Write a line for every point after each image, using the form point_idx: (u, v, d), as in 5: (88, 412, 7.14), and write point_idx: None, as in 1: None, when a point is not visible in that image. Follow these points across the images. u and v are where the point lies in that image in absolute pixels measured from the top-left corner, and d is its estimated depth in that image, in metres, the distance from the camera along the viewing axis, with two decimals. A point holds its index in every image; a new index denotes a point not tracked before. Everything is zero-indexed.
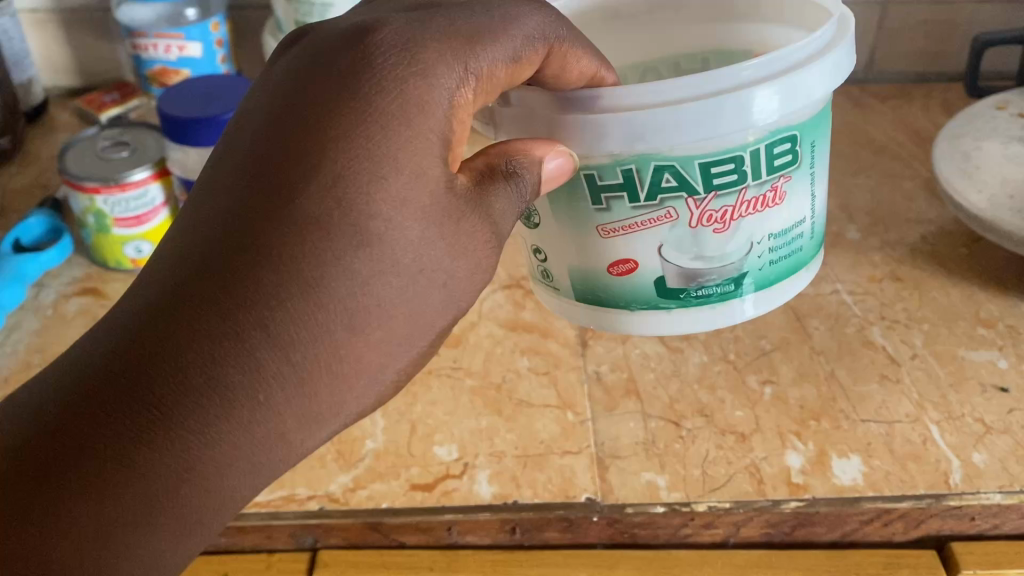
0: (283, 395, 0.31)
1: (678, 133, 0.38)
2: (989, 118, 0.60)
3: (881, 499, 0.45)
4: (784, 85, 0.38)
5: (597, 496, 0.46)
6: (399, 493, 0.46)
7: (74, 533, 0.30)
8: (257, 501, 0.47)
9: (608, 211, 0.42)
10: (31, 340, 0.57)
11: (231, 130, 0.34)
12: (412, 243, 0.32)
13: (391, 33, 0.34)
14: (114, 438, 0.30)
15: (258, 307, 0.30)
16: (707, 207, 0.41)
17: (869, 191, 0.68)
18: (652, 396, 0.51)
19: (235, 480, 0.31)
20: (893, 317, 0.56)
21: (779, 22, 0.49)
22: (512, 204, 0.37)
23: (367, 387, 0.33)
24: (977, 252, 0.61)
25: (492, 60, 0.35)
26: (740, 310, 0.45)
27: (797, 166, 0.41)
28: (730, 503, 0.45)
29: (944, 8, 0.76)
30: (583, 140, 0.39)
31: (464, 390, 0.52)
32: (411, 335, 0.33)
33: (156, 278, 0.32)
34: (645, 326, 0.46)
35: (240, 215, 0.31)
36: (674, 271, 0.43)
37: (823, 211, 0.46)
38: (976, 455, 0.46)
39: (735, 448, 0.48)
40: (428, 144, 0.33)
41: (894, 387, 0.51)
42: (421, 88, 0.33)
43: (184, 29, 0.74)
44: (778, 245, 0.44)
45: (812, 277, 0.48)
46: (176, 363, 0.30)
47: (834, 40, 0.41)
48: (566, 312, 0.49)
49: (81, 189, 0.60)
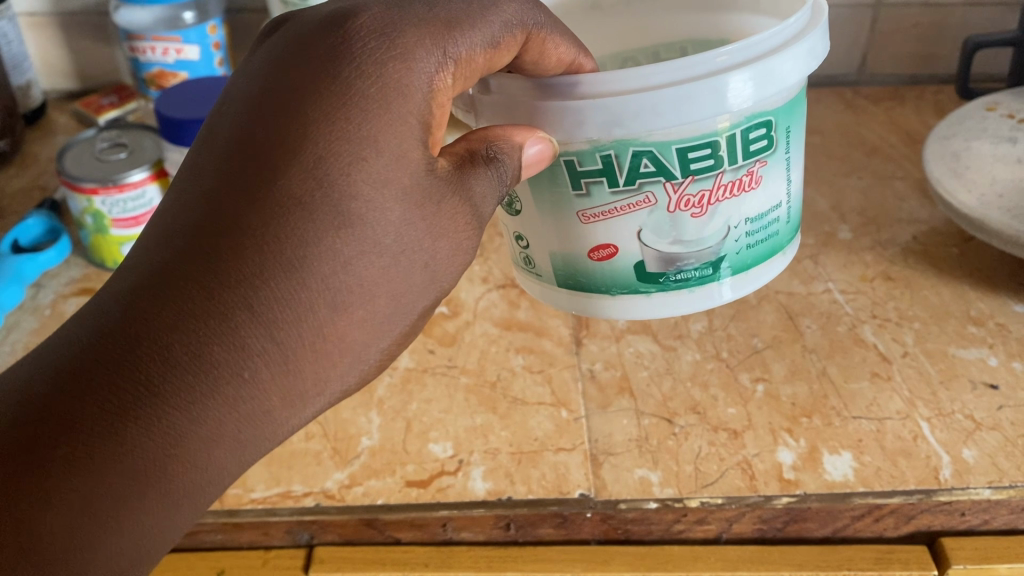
0: (269, 372, 0.31)
1: (655, 118, 0.39)
2: (981, 119, 0.61)
3: (871, 495, 0.45)
4: (759, 71, 0.39)
5: (590, 492, 0.46)
6: (394, 490, 0.47)
7: (61, 508, 0.30)
8: (253, 498, 0.47)
9: (587, 196, 0.42)
10: (30, 340, 0.57)
11: (213, 115, 0.35)
12: (393, 224, 0.33)
13: (370, 19, 0.34)
14: (101, 413, 0.30)
15: (243, 286, 0.31)
16: (685, 191, 0.41)
17: (861, 191, 0.68)
18: (645, 393, 0.52)
19: (223, 457, 0.32)
20: (884, 315, 0.57)
21: (756, 11, 0.49)
22: (493, 188, 0.38)
23: (350, 366, 0.33)
24: (968, 252, 0.61)
25: (470, 45, 0.36)
26: (718, 294, 0.46)
27: (772, 151, 0.42)
28: (723, 499, 0.46)
29: (936, 10, 0.77)
30: (562, 126, 0.40)
31: (459, 388, 0.53)
32: (393, 315, 0.34)
33: (141, 259, 0.32)
34: (626, 311, 0.47)
35: (223, 196, 0.32)
36: (653, 255, 0.44)
37: (799, 196, 0.47)
38: (966, 451, 0.47)
39: (728, 444, 0.48)
40: (408, 127, 0.34)
41: (885, 384, 0.51)
42: (401, 71, 0.34)
43: (182, 32, 0.75)
44: (754, 229, 0.44)
45: (788, 261, 0.49)
46: (162, 341, 0.30)
47: (807, 26, 0.42)
48: (549, 298, 0.50)
49: (79, 190, 0.60)
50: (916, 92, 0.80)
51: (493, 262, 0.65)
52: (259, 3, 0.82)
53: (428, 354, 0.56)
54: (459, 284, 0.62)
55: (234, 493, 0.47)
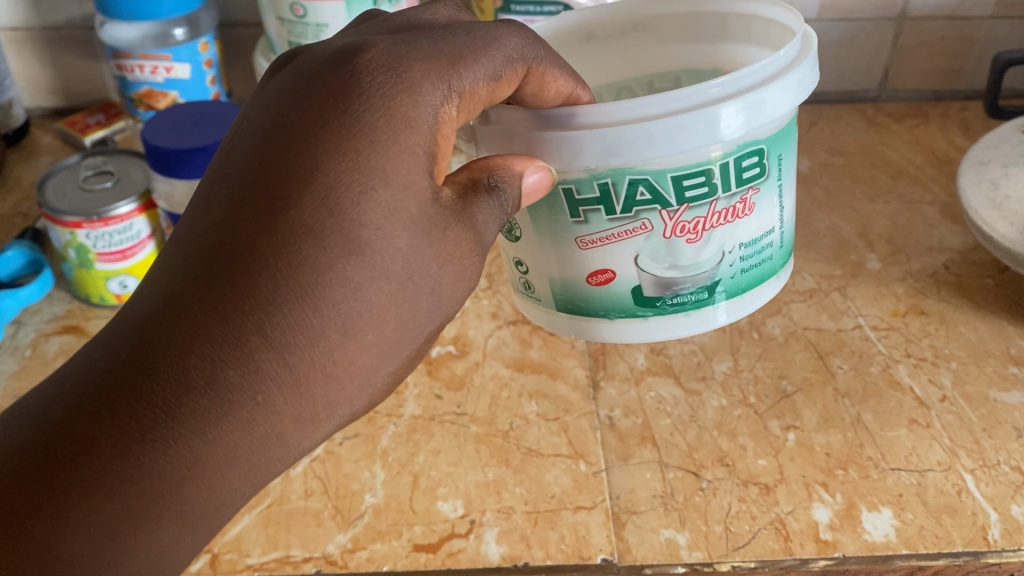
0: (282, 396, 0.31)
1: (650, 148, 0.39)
2: (1017, 142, 0.58)
3: (915, 557, 0.42)
4: (750, 101, 0.39)
5: (613, 557, 0.43)
6: (401, 554, 0.43)
7: (82, 530, 0.30)
8: (249, 564, 0.43)
9: (585, 223, 0.42)
10: (9, 384, 0.54)
11: (224, 147, 0.35)
12: (401, 250, 0.33)
13: (378, 53, 0.34)
14: (118, 436, 0.30)
15: (256, 313, 0.31)
16: (680, 218, 0.41)
17: (889, 218, 0.65)
18: (669, 444, 0.48)
19: (236, 479, 0.31)
20: (919, 354, 0.53)
21: (746, 41, 0.49)
22: (495, 217, 0.37)
23: (359, 390, 0.33)
24: (1004, 283, 0.58)
25: (473, 79, 0.35)
26: (713, 318, 0.46)
27: (765, 178, 0.42)
28: (756, 562, 0.42)
29: (962, 24, 0.73)
30: (560, 156, 0.40)
31: (468, 438, 0.49)
32: (402, 340, 0.34)
33: (155, 289, 0.32)
34: (624, 334, 0.47)
35: (236, 224, 0.32)
36: (649, 280, 0.44)
37: (791, 221, 0.47)
38: (1015, 508, 0.44)
39: (760, 501, 0.45)
40: (415, 157, 0.33)
41: (924, 432, 0.48)
42: (408, 104, 0.33)
43: (172, 50, 0.71)
44: (749, 254, 0.44)
45: (781, 285, 0.49)
46: (178, 365, 0.30)
47: (796, 58, 0.42)
48: (547, 322, 0.49)
49: (61, 223, 0.57)
50: (940, 109, 0.77)
51: (502, 294, 0.61)
52: (253, 17, 0.79)
53: (435, 400, 0.52)
54: (467, 321, 0.58)
55: (228, 558, 0.44)
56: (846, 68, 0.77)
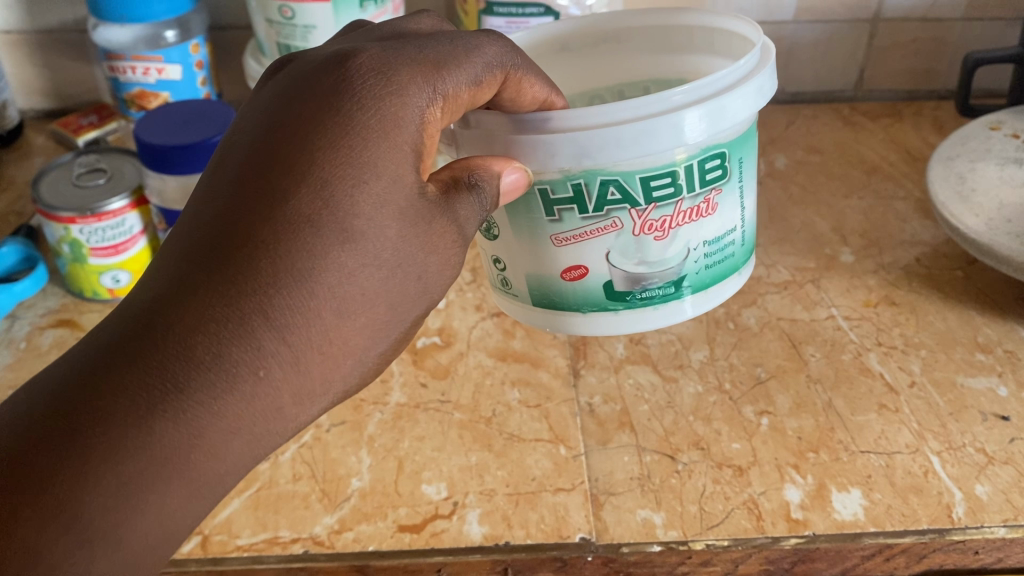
0: (283, 371, 0.32)
1: (619, 150, 0.40)
2: (984, 139, 0.60)
3: (882, 534, 0.44)
4: (711, 108, 0.41)
5: (591, 536, 0.44)
6: (387, 535, 0.45)
7: (99, 488, 0.30)
8: (240, 545, 0.45)
9: (560, 222, 0.44)
10: (4, 375, 0.55)
11: (224, 143, 0.36)
12: (390, 240, 0.34)
13: (367, 58, 0.36)
14: (130, 406, 0.31)
15: (258, 294, 0.32)
16: (648, 216, 0.43)
17: (862, 212, 0.67)
18: (646, 428, 0.50)
19: (239, 450, 0.32)
20: (890, 342, 0.55)
21: (710, 53, 0.51)
22: (475, 213, 0.39)
23: (353, 370, 0.34)
24: (973, 275, 0.60)
25: (456, 83, 0.37)
26: (681, 311, 0.47)
27: (726, 180, 0.44)
28: (729, 541, 0.44)
29: (934, 25, 0.75)
30: (536, 158, 0.41)
31: (452, 424, 0.51)
32: (391, 323, 0.35)
33: (158, 274, 0.33)
34: (596, 327, 0.48)
35: (238, 212, 0.33)
36: (620, 275, 0.45)
37: (753, 221, 0.48)
38: (978, 487, 0.45)
39: (733, 482, 0.46)
40: (402, 155, 0.35)
41: (893, 417, 0.50)
42: (396, 105, 0.35)
43: (164, 51, 0.73)
44: (712, 251, 0.46)
45: (744, 281, 0.51)
46: (185, 341, 0.31)
47: (757, 67, 0.44)
48: (525, 316, 0.51)
49: (56, 219, 0.58)
50: (914, 109, 0.79)
51: (486, 287, 0.63)
52: (244, 21, 0.80)
53: (420, 388, 0.53)
54: (452, 313, 0.60)
55: (218, 539, 0.45)
56: (822, 69, 0.79)
